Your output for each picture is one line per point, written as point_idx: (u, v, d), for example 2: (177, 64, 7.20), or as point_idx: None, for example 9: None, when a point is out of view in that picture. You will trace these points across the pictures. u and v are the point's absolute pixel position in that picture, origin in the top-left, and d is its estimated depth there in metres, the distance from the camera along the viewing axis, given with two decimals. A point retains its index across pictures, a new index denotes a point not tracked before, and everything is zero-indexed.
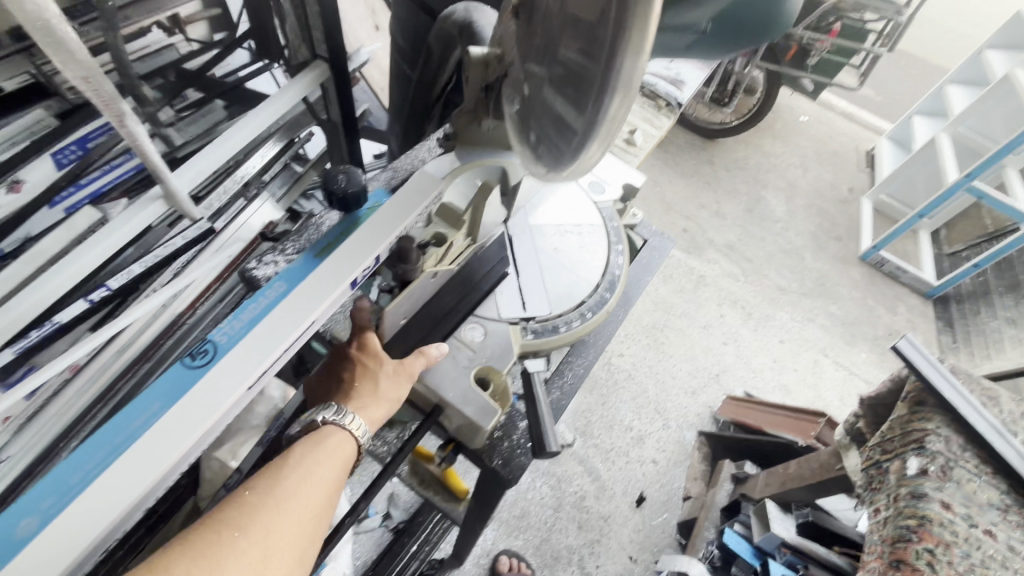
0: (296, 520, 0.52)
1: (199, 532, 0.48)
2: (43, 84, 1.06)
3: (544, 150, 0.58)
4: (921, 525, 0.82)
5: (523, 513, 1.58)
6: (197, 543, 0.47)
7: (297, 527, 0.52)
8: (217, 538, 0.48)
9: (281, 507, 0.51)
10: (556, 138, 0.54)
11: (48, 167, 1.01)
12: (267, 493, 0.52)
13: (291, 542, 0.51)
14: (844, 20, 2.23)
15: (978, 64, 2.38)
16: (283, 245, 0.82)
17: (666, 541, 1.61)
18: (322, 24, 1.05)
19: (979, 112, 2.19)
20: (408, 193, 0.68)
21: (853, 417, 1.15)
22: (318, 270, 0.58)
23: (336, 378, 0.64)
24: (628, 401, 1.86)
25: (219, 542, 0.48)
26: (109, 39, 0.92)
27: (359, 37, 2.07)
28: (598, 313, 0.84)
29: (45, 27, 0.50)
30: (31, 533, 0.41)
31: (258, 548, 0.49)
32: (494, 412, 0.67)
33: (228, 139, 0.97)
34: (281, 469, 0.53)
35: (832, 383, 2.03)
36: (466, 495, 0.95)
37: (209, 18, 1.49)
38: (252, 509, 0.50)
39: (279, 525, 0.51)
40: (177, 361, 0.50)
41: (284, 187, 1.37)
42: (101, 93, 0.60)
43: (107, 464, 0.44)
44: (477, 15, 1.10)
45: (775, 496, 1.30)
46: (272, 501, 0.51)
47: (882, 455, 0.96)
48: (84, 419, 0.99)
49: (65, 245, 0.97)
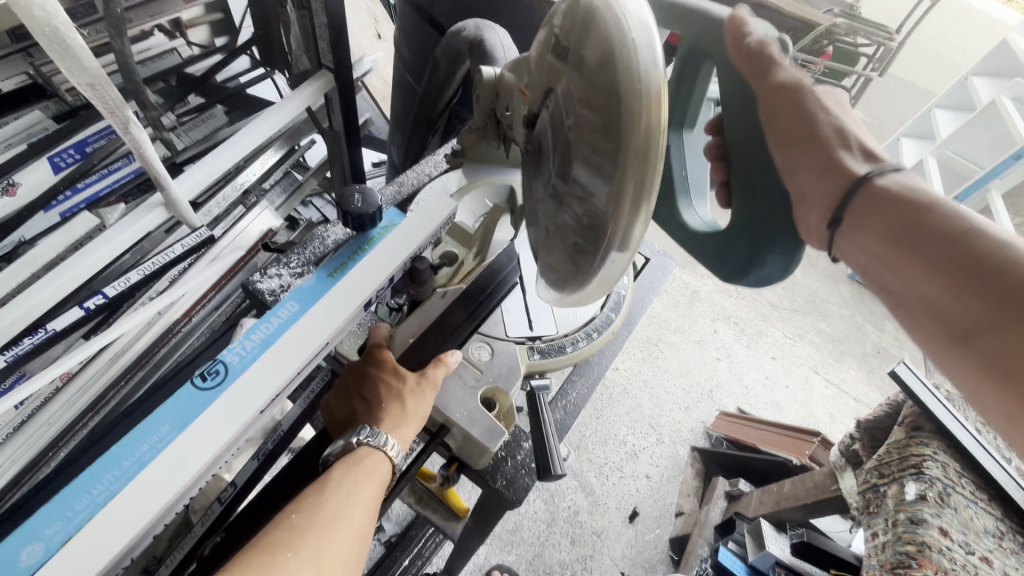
0: (343, 539, 0.52)
1: (249, 556, 0.48)
2: (41, 84, 1.05)
3: (571, 259, 0.60)
4: (921, 552, 0.82)
5: (516, 528, 1.57)
6: (251, 566, 0.47)
7: (345, 547, 0.52)
8: (270, 559, 0.48)
9: (329, 526, 0.51)
10: (582, 251, 0.58)
11: (45, 171, 0.98)
12: (313, 514, 0.52)
13: (340, 563, 0.51)
14: (838, 43, 2.39)
15: (964, 91, 2.46)
16: (289, 258, 0.79)
17: (658, 557, 1.61)
18: (329, 35, 1.05)
19: (963, 138, 2.24)
20: (420, 216, 0.67)
21: (849, 440, 1.19)
22: (331, 293, 0.58)
23: (355, 401, 0.64)
24: (623, 415, 1.86)
25: (273, 564, 0.47)
26: (115, 44, 0.90)
27: (362, 45, 2.09)
28: (604, 332, 0.86)
29: (54, 33, 0.48)
30: (36, 561, 0.41)
31: (311, 569, 0.49)
32: (502, 433, 0.67)
33: (233, 146, 0.95)
34: (325, 490, 0.54)
35: (822, 401, 2.05)
36: (467, 514, 0.91)
37: (211, 24, 1.49)
38: (301, 529, 0.51)
39: (328, 544, 0.51)
40: (187, 382, 0.50)
41: (283, 195, 1.36)
42: (106, 99, 0.56)
43: (115, 491, 0.44)
44: (487, 33, 1.10)
45: (770, 515, 1.31)
46: (319, 521, 0.52)
47: (878, 478, 0.98)
48: (71, 431, 0.95)
49: (61, 252, 0.92)
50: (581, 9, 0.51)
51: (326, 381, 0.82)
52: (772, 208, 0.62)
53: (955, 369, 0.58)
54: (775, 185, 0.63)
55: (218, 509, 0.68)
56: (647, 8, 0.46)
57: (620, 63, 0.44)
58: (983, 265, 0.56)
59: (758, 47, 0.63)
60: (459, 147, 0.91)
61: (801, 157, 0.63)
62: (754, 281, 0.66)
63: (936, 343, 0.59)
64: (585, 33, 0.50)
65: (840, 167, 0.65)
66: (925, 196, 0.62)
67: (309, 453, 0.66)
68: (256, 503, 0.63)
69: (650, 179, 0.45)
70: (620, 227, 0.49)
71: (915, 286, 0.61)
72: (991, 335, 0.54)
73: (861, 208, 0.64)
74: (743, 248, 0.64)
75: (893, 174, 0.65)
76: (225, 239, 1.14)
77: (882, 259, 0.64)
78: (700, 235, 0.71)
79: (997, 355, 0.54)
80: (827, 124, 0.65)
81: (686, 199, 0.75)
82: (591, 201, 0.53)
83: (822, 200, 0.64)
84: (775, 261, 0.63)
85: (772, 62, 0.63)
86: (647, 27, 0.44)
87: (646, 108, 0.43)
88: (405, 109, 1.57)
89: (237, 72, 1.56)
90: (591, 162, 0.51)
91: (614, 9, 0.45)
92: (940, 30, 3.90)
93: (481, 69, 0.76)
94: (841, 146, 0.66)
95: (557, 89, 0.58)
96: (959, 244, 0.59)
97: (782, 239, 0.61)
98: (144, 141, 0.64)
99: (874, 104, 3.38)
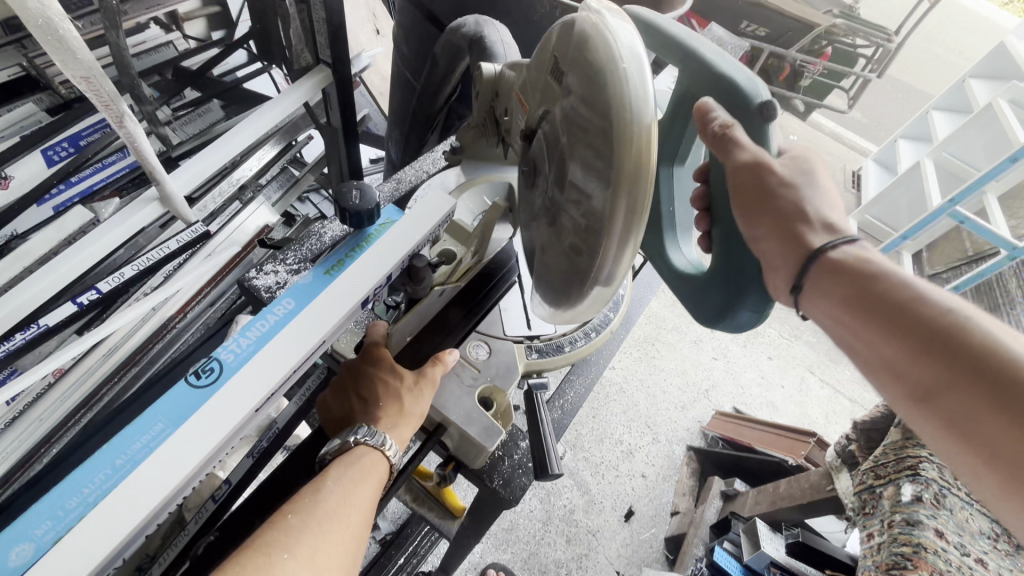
0: (340, 540, 0.51)
1: (244, 556, 0.47)
2: (34, 76, 1.05)
3: (567, 271, 0.62)
4: (916, 553, 0.83)
5: (512, 526, 1.57)
6: (246, 567, 0.46)
7: (342, 548, 0.51)
8: (267, 561, 0.47)
9: (327, 528, 0.51)
10: (576, 266, 0.59)
11: (39, 164, 0.97)
12: (310, 514, 0.51)
13: (336, 564, 0.50)
14: (836, 44, 2.40)
15: (961, 93, 2.47)
16: (285, 254, 0.79)
17: (653, 555, 1.61)
18: (327, 29, 1.04)
19: (960, 140, 2.26)
20: (420, 214, 0.66)
21: (846, 441, 1.19)
22: (329, 290, 0.57)
23: (352, 399, 0.63)
24: (619, 414, 1.86)
25: (269, 566, 0.46)
26: (111, 37, 0.89)
27: (361, 41, 2.08)
28: (603, 332, 0.85)
29: (47, 25, 0.46)
30: (26, 560, 0.41)
31: (307, 571, 0.48)
32: (499, 432, 0.67)
33: (229, 141, 0.94)
34: (322, 489, 0.53)
35: (818, 401, 2.06)
36: (462, 513, 0.90)
37: (208, 17, 1.48)
38: (297, 530, 0.50)
39: (325, 546, 0.50)
40: (180, 380, 0.49)
41: (280, 191, 1.35)
42: (100, 93, 0.55)
43: (107, 490, 0.44)
44: (487, 30, 1.09)
45: (765, 514, 1.35)
46: (316, 521, 0.51)
47: (874, 480, 1.00)
48: (64, 427, 0.94)
49: (54, 246, 0.91)
50: (575, 35, 0.53)
51: (321, 380, 0.81)
52: (744, 255, 0.59)
53: (922, 427, 0.57)
54: (741, 251, 0.60)
55: (212, 507, 0.67)
56: (638, 38, 0.47)
57: (613, 89, 0.46)
58: (935, 331, 0.56)
59: (723, 134, 0.56)
60: (457, 145, 0.91)
61: (760, 224, 0.61)
62: (725, 329, 0.61)
63: (901, 402, 0.59)
64: (578, 56, 0.51)
65: (796, 236, 0.62)
66: (876, 264, 0.61)
67: (305, 450, 0.66)
68: (252, 501, 0.62)
69: (642, 198, 0.47)
70: (617, 229, 0.49)
71: (877, 351, 0.60)
72: (950, 396, 0.54)
73: (819, 278, 0.62)
74: (716, 298, 0.60)
75: (844, 242, 0.62)
76: (220, 236, 1.13)
77: (842, 324, 0.63)
78: (686, 278, 0.65)
79: (954, 417, 0.54)
80: (787, 195, 0.61)
81: (672, 239, 0.70)
82: (589, 203, 0.53)
83: (784, 267, 0.62)
84: (745, 316, 0.59)
85: (736, 140, 0.56)
86: (638, 55, 0.46)
87: (638, 133, 0.45)
88: (405, 106, 1.56)
89: (233, 66, 1.55)
90: (589, 165, 0.51)
91: (605, 38, 0.48)
92: (937, 34, 3.93)
93: (481, 66, 0.78)
94: (800, 216, 0.62)
95: (553, 110, 0.60)
96: (911, 311, 0.58)
97: (750, 298, 0.57)
98: (139, 134, 0.63)
99: (872, 106, 3.39)
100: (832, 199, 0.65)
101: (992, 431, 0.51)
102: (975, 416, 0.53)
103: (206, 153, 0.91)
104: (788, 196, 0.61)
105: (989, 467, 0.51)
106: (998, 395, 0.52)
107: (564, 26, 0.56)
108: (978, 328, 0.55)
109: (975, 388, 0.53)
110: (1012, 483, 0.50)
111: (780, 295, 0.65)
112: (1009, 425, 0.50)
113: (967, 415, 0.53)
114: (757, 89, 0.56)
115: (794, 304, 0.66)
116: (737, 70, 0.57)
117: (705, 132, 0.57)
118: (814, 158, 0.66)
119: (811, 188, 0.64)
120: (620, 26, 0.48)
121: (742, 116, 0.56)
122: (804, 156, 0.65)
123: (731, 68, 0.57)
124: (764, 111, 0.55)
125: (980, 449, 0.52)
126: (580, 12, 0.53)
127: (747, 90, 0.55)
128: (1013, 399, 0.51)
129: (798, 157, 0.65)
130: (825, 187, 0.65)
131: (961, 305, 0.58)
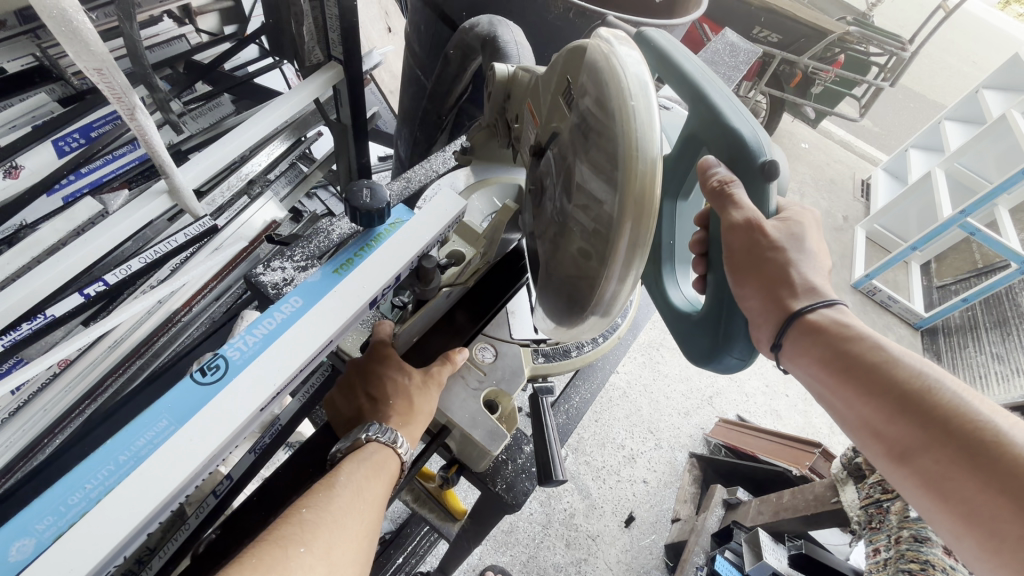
0: (354, 537, 0.51)
1: (260, 549, 0.45)
2: (47, 66, 1.08)
3: (567, 297, 0.62)
4: (922, 569, 0.85)
5: (511, 528, 1.56)
6: (264, 559, 0.44)
7: (355, 545, 0.50)
8: (284, 554, 0.45)
9: (340, 523, 0.50)
10: (576, 289, 0.59)
11: (49, 154, 0.97)
12: (325, 510, 0.50)
13: (351, 561, 0.49)
14: (849, 52, 2.37)
15: (975, 103, 2.44)
16: (293, 251, 0.78)
17: (652, 562, 1.60)
18: (339, 27, 1.02)
19: (975, 150, 2.23)
20: (429, 215, 0.65)
21: (851, 452, 1.17)
22: (336, 292, 0.57)
23: (361, 399, 0.63)
24: (622, 420, 1.85)
25: (284, 559, 0.45)
26: (124, 29, 0.87)
27: (372, 37, 2.09)
28: (609, 338, 0.88)
29: (62, 16, 0.45)
30: (25, 556, 0.41)
31: (323, 565, 0.47)
32: (504, 435, 0.67)
33: (236, 138, 0.93)
34: (335, 485, 0.53)
35: (822, 410, 2.04)
36: (462, 516, 0.89)
37: (221, 11, 1.51)
38: (314, 523, 0.49)
39: (340, 541, 0.49)
40: (186, 376, 0.49)
41: (288, 186, 1.34)
42: (113, 85, 0.54)
43: (109, 486, 0.44)
44: (501, 30, 1.09)
45: (767, 526, 1.33)
46: (331, 516, 0.50)
47: (881, 494, 1.02)
48: (68, 418, 0.93)
49: (63, 237, 0.90)
50: (586, 61, 0.53)
51: (326, 376, 0.81)
52: (733, 309, 0.62)
53: (901, 484, 0.60)
54: (730, 305, 0.62)
55: (213, 502, 0.66)
56: (644, 67, 0.48)
57: (619, 123, 0.46)
58: (911, 395, 0.59)
59: (722, 189, 0.58)
60: (467, 146, 0.91)
61: (753, 284, 0.62)
62: (714, 369, 0.64)
63: (880, 460, 0.61)
64: (588, 79, 0.52)
65: (781, 296, 0.63)
66: (853, 325, 0.63)
67: (312, 447, 0.65)
68: (254, 500, 0.60)
69: (645, 231, 0.48)
70: (625, 239, 0.49)
71: (855, 411, 0.62)
72: (927, 456, 0.57)
73: (799, 336, 0.64)
74: (705, 341, 0.63)
75: (822, 304, 0.64)
76: (229, 228, 1.12)
77: (818, 383, 0.65)
78: (682, 317, 0.67)
79: (932, 477, 0.57)
80: (778, 258, 0.61)
81: (671, 274, 0.71)
82: (599, 211, 0.52)
83: (767, 324, 0.63)
84: (732, 361, 0.62)
85: (734, 198, 0.58)
86: (644, 88, 0.47)
87: (642, 167, 0.46)
88: (416, 106, 1.57)
89: (245, 61, 1.59)
90: (601, 173, 0.50)
91: (614, 68, 0.48)
92: (949, 44, 3.92)
93: (494, 67, 0.78)
94: (786, 279, 0.63)
95: (560, 131, 0.60)
96: (888, 373, 0.60)
97: (737, 345, 0.61)
98: (149, 127, 0.62)
99: (883, 114, 3.37)
100: (821, 258, 0.66)
101: (966, 490, 0.55)
102: (950, 476, 0.56)
103: (217, 147, 0.90)
104: (777, 258, 0.61)
105: (965, 525, 0.55)
106: (969, 454, 0.55)
107: (574, 48, 0.57)
108: (947, 390, 0.58)
109: (950, 449, 0.56)
110: (988, 542, 0.53)
111: (760, 348, 0.66)
112: (981, 484, 0.54)
113: (943, 475, 0.56)
114: (764, 147, 0.57)
115: (773, 359, 0.67)
116: (744, 122, 0.59)
117: (705, 185, 0.60)
118: (808, 219, 0.66)
119: (801, 251, 0.63)
120: (629, 57, 0.49)
121: (743, 172, 0.58)
122: (799, 217, 0.65)
123: (740, 120, 0.58)
124: (767, 169, 0.56)
125: (956, 509, 0.55)
126: (589, 40, 0.53)
127: (752, 146, 0.57)
128: (983, 460, 0.54)
129: (790, 219, 0.64)
130: (817, 248, 0.65)
131: (932, 366, 0.61)
